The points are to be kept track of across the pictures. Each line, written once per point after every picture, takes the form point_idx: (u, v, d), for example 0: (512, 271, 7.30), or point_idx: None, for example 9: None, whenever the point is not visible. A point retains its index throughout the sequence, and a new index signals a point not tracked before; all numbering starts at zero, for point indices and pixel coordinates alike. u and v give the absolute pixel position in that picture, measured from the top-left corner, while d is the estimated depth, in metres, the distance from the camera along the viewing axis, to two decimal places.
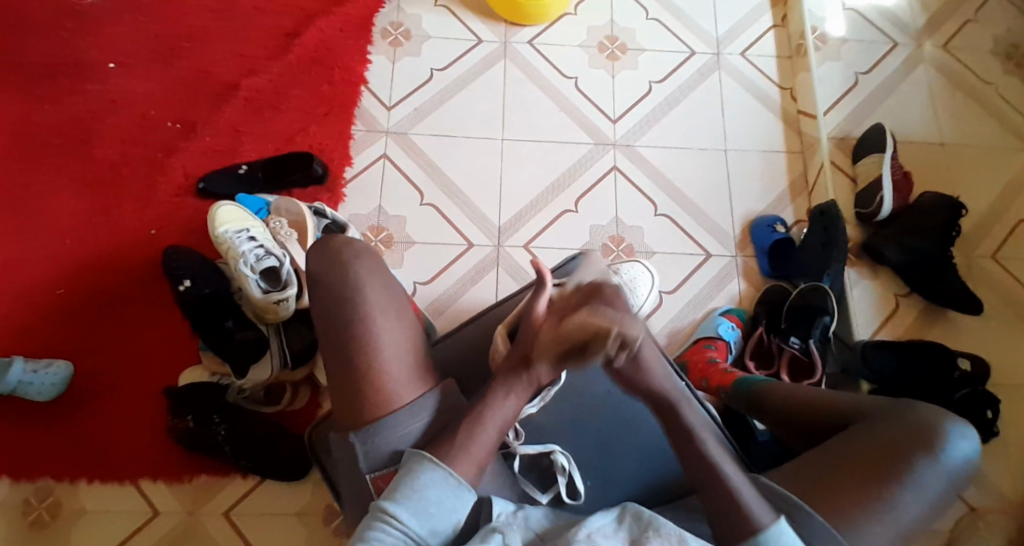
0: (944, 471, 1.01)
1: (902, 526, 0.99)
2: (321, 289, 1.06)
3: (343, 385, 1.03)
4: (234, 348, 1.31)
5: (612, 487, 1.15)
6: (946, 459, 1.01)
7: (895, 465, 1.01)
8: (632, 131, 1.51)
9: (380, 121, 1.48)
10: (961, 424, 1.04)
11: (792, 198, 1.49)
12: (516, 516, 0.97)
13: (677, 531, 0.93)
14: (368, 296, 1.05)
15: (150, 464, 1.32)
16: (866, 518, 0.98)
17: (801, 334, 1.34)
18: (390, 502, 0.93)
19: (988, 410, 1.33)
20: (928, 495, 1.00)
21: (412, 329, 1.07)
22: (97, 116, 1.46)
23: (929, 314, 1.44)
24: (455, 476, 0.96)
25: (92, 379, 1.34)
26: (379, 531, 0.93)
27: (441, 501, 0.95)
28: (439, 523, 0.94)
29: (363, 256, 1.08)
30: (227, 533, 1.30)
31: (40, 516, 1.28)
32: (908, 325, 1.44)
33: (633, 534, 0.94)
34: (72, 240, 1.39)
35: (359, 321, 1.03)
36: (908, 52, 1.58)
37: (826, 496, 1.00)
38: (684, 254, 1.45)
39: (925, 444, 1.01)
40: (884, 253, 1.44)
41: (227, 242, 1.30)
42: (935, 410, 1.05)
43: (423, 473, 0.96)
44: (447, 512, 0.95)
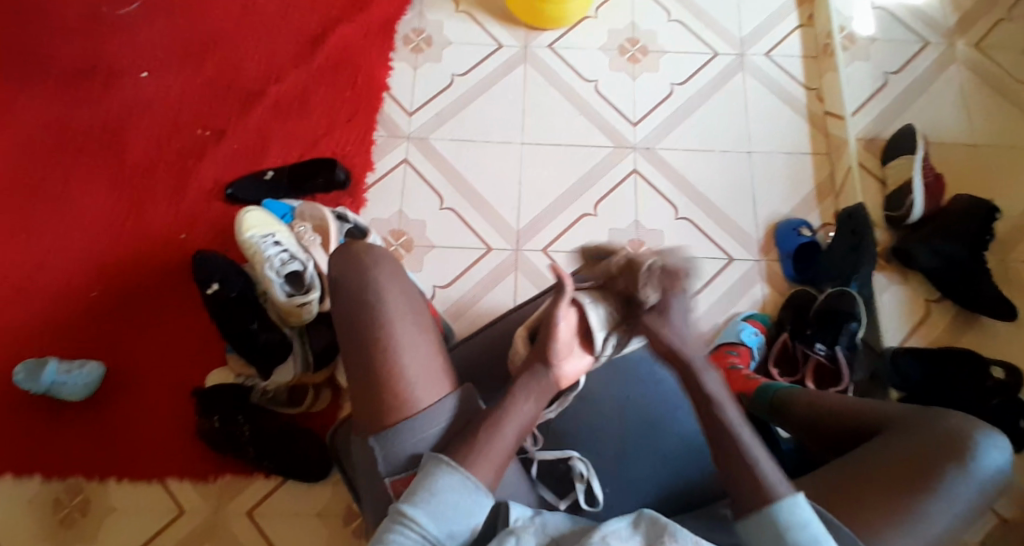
0: (974, 483, 0.98)
1: (930, 537, 0.96)
2: (343, 294, 1.07)
3: (364, 388, 1.03)
4: (259, 350, 1.34)
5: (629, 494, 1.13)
6: (977, 470, 0.98)
7: (921, 475, 0.98)
8: (654, 134, 1.49)
9: (401, 126, 1.50)
10: (993, 433, 1.01)
11: (819, 201, 1.47)
12: (534, 522, 0.95)
13: (694, 538, 0.92)
14: (387, 301, 1.05)
15: (177, 463, 1.35)
16: (889, 529, 0.96)
17: (827, 339, 1.31)
18: (409, 506, 0.93)
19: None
20: (957, 507, 0.97)
21: (431, 334, 1.08)
22: (128, 123, 1.50)
23: (961, 321, 1.40)
24: (474, 479, 0.96)
25: (121, 379, 1.38)
26: (398, 534, 0.93)
27: (459, 504, 0.95)
28: (458, 527, 0.94)
29: (384, 261, 1.09)
30: (250, 533, 1.33)
31: (70, 513, 1.33)
32: (938, 332, 1.40)
33: (649, 539, 0.93)
34: (103, 244, 1.44)
35: (378, 324, 1.04)
36: (940, 52, 1.54)
37: (853, 506, 0.98)
38: (707, 257, 1.43)
39: (956, 454, 0.99)
40: (912, 256, 1.40)
41: (254, 246, 1.32)
42: (965, 419, 1.02)
43: (441, 477, 0.96)
44: (466, 516, 0.95)
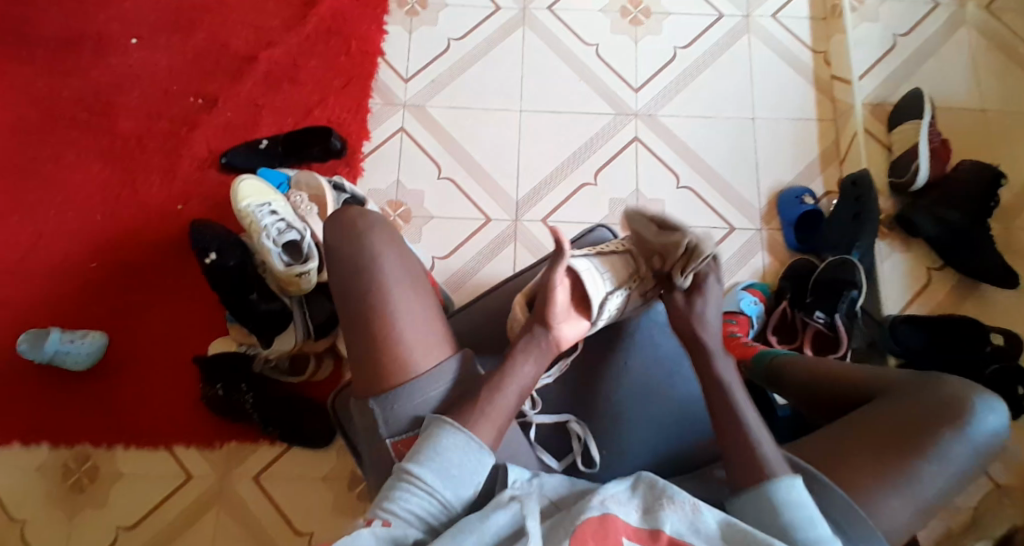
0: (970, 446, 0.99)
1: (924, 499, 0.97)
2: (339, 261, 1.07)
3: (363, 356, 1.04)
4: (258, 319, 1.34)
5: None
6: (972, 433, 0.99)
7: (918, 438, 0.99)
8: (655, 100, 1.47)
9: (397, 93, 1.47)
10: (991, 398, 1.01)
11: (823, 167, 1.44)
12: (531, 484, 0.97)
13: (691, 500, 0.92)
14: (383, 267, 1.05)
15: (182, 431, 1.38)
16: (884, 492, 0.97)
17: (826, 308, 1.31)
18: (412, 466, 0.95)
19: (1021, 386, 1.29)
20: (952, 469, 0.98)
21: (430, 301, 1.08)
22: (121, 91, 1.48)
23: (963, 290, 1.40)
24: (476, 440, 0.97)
25: (123, 350, 1.39)
26: (403, 492, 0.94)
27: (462, 463, 0.96)
28: (460, 484, 0.96)
29: (377, 227, 1.09)
30: (257, 497, 1.36)
31: (80, 478, 1.36)
32: (940, 299, 1.39)
33: (647, 502, 0.93)
34: (101, 215, 1.43)
35: (375, 293, 1.04)
36: (949, 13, 1.50)
37: (847, 468, 0.99)
38: (708, 227, 1.42)
39: (951, 417, 0.99)
40: (915, 225, 1.39)
41: (250, 216, 1.31)
42: (962, 382, 1.03)
43: (445, 437, 0.97)
44: (468, 473, 0.96)
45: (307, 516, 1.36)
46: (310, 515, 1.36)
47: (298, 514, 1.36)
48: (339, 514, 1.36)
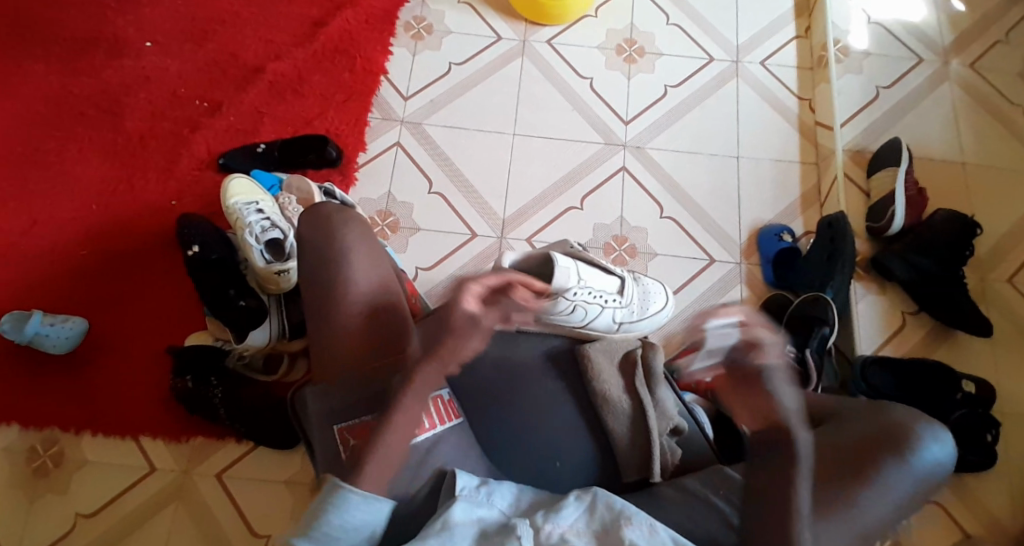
0: (915, 473, 1.05)
1: (866, 523, 1.02)
2: (310, 252, 1.09)
3: (325, 344, 1.07)
4: (234, 315, 1.35)
5: (580, 473, 1.14)
6: (918, 462, 1.05)
7: (866, 463, 1.04)
8: (644, 133, 1.52)
9: (397, 110, 1.53)
10: (937, 429, 1.08)
11: (803, 208, 1.48)
12: (479, 491, 0.99)
13: (649, 520, 0.97)
14: (351, 262, 1.08)
15: (151, 422, 1.38)
16: (829, 515, 1.01)
17: (798, 343, 1.34)
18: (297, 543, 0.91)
19: (987, 433, 1.38)
20: (894, 495, 1.04)
21: (397, 293, 1.10)
22: (131, 91, 1.54)
23: (938, 334, 1.46)
24: (361, 493, 0.93)
25: (103, 337, 1.41)
26: None
27: (349, 525, 0.93)
28: (353, 540, 0.93)
29: (351, 221, 1.11)
30: (217, 494, 1.35)
31: (45, 462, 1.35)
32: (914, 342, 1.45)
33: (606, 521, 0.97)
34: (97, 206, 1.47)
35: (340, 288, 1.07)
36: (933, 69, 1.58)
37: None
38: (688, 257, 1.45)
39: (895, 445, 1.06)
40: (893, 268, 1.45)
41: (236, 212, 1.36)
42: (912, 413, 1.10)
43: (332, 503, 0.92)
44: (360, 527, 0.93)
45: (266, 518, 1.34)
46: (270, 517, 1.34)
47: (257, 514, 1.34)
48: (298, 518, 1.34)
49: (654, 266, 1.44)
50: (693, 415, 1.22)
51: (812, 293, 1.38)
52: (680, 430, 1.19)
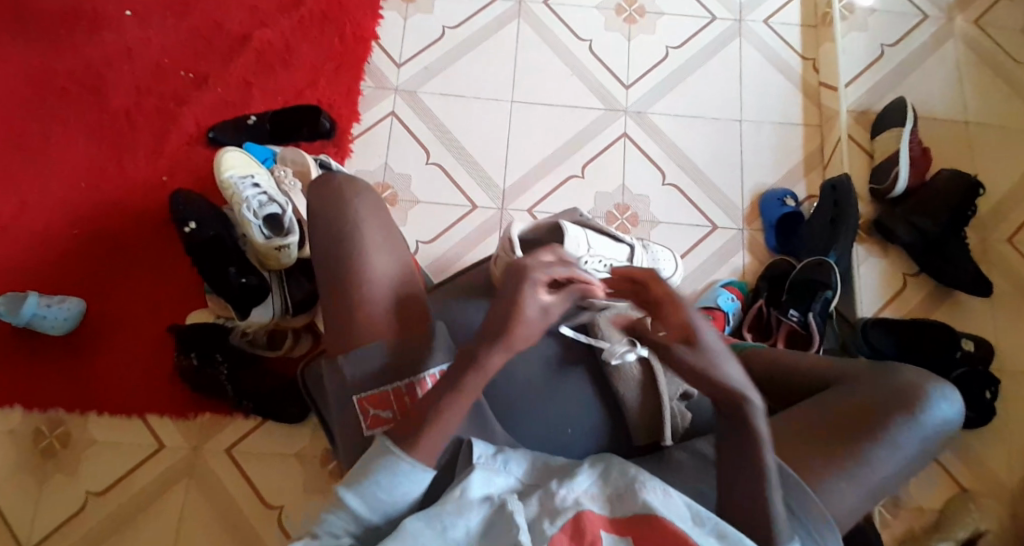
0: (923, 432, 1.05)
1: (874, 484, 1.03)
2: (320, 221, 1.06)
3: (337, 314, 1.03)
4: (236, 291, 1.34)
5: (587, 439, 1.15)
6: (928, 421, 1.06)
7: (874, 424, 1.05)
8: (646, 98, 1.49)
9: (390, 78, 1.49)
10: (945, 388, 1.09)
11: (806, 171, 1.47)
12: (495, 459, 0.98)
13: (663, 485, 0.95)
14: (364, 231, 1.05)
15: (157, 401, 1.38)
16: (838, 477, 1.02)
17: (800, 307, 1.34)
18: (342, 491, 0.92)
19: (987, 390, 1.39)
20: (902, 454, 1.04)
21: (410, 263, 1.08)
22: (115, 63, 1.49)
23: (938, 295, 1.46)
24: (406, 460, 0.93)
25: (101, 318, 1.40)
26: (331, 515, 0.93)
27: (390, 486, 0.93)
28: (396, 505, 0.94)
29: (361, 192, 1.09)
30: (227, 469, 1.36)
31: (51, 444, 1.36)
32: (914, 304, 1.45)
33: (620, 488, 0.96)
34: (88, 184, 1.44)
35: (355, 256, 1.04)
36: (938, 26, 1.55)
37: (804, 452, 1.04)
38: (690, 224, 1.44)
39: (903, 405, 1.06)
40: (896, 231, 1.45)
41: (233, 187, 1.33)
42: (920, 372, 1.10)
43: (380, 461, 0.93)
44: (402, 490, 0.93)
45: (279, 491, 1.36)
46: (282, 490, 1.36)
47: (269, 488, 1.36)
48: (311, 491, 1.36)
49: (658, 233, 1.43)
50: None
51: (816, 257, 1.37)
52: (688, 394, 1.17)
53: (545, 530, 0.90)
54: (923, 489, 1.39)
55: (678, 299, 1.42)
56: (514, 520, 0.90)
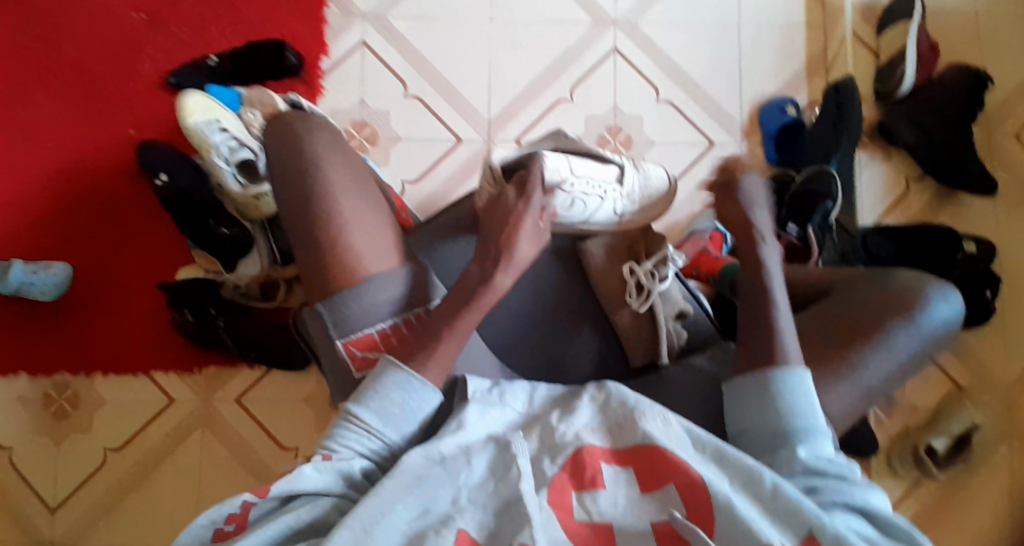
0: (922, 333, 1.12)
1: (870, 384, 1.10)
2: (281, 165, 1.03)
3: (312, 261, 1.00)
4: (218, 245, 1.35)
5: (584, 361, 1.13)
6: (926, 321, 1.12)
7: (874, 328, 1.11)
8: (636, 9, 1.47)
9: (355, 3, 1.45)
10: (946, 288, 1.16)
11: (810, 76, 1.46)
12: (493, 393, 1.00)
13: (662, 412, 0.96)
14: (327, 172, 1.01)
15: (160, 358, 1.39)
16: (837, 379, 1.09)
17: (799, 221, 1.36)
18: (352, 407, 0.94)
19: (987, 289, 1.37)
20: (900, 356, 1.11)
21: (379, 200, 1.05)
22: (69, 13, 1.44)
23: (941, 195, 1.43)
24: (415, 376, 0.96)
25: (89, 279, 1.39)
26: (343, 429, 0.94)
27: (400, 400, 0.95)
28: (405, 420, 0.95)
29: (319, 130, 1.04)
30: (238, 417, 1.39)
31: (62, 407, 1.38)
32: (918, 208, 1.42)
33: (618, 422, 0.96)
34: (61, 142, 1.41)
35: (320, 197, 1.00)
36: None
37: (804, 358, 1.11)
38: (687, 143, 1.44)
39: (902, 309, 1.13)
40: (898, 132, 1.41)
41: (199, 132, 1.26)
42: (921, 278, 1.17)
43: (387, 374, 0.96)
44: (411, 412, 0.96)
45: (292, 434, 1.38)
46: (296, 433, 1.38)
47: (281, 431, 1.38)
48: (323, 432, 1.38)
49: (652, 155, 1.43)
50: (696, 297, 1.20)
51: (816, 167, 1.38)
52: (685, 313, 1.16)
53: (545, 470, 0.91)
54: (920, 386, 1.39)
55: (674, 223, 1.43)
56: (513, 452, 0.91)
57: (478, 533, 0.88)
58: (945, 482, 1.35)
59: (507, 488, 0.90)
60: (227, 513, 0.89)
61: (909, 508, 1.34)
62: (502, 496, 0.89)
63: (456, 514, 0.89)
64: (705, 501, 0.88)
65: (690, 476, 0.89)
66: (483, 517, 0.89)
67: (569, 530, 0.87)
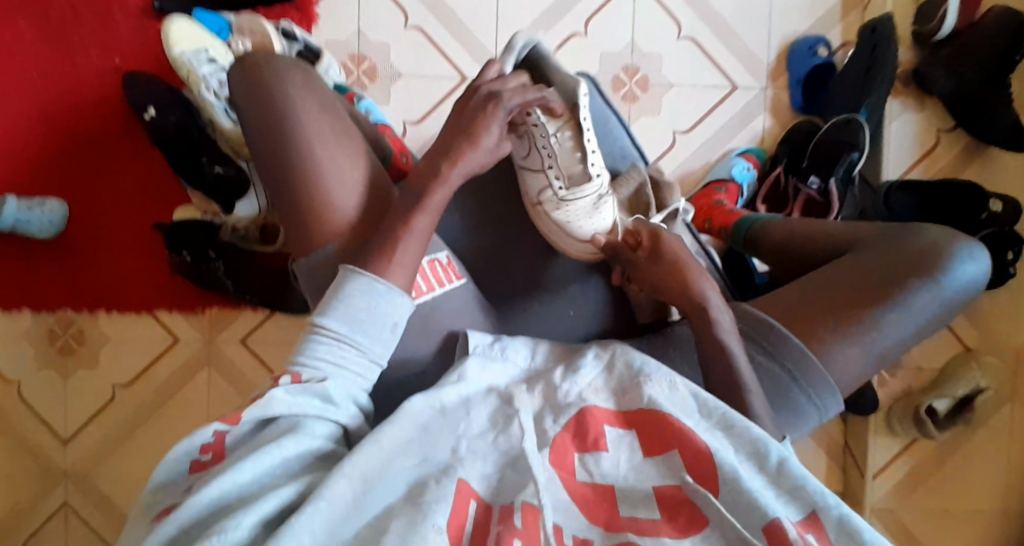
0: (943, 294, 1.07)
1: (882, 348, 1.05)
2: (252, 109, 0.97)
3: (291, 215, 0.97)
4: (212, 185, 1.29)
5: (589, 319, 1.16)
6: (949, 282, 1.07)
7: (893, 287, 1.06)
8: None
9: None
10: (972, 247, 1.10)
11: (844, 15, 1.43)
12: (494, 348, 0.99)
13: (668, 377, 0.92)
14: (301, 116, 0.96)
15: (163, 297, 1.38)
16: (848, 342, 1.04)
17: (821, 173, 1.35)
18: (318, 318, 0.88)
19: (1009, 250, 1.33)
20: (916, 319, 1.06)
21: (357, 139, 0.99)
22: None
23: (970, 150, 1.40)
24: (380, 280, 0.90)
25: (85, 216, 1.38)
26: (312, 344, 0.88)
27: (369, 306, 0.89)
28: (377, 326, 0.90)
29: (292, 68, 0.98)
30: (245, 358, 1.39)
31: (67, 342, 1.38)
32: (943, 163, 1.39)
33: (623, 383, 0.93)
34: (52, 72, 1.37)
35: (295, 147, 0.95)
36: None
37: (815, 318, 1.05)
38: (709, 85, 1.43)
39: (924, 267, 1.07)
40: (933, 80, 1.36)
41: (187, 63, 1.23)
42: (945, 233, 1.11)
43: (352, 281, 0.90)
44: (382, 319, 0.90)
45: None
46: None
47: (286, 373, 1.39)
48: None
49: (671, 98, 1.43)
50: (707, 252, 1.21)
51: (844, 114, 1.36)
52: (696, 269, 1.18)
53: (547, 430, 0.88)
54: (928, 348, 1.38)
55: (689, 174, 1.44)
56: (516, 407, 0.89)
57: (481, 490, 0.83)
58: (944, 441, 1.37)
59: (510, 442, 0.87)
60: (200, 443, 0.83)
61: (907, 460, 1.37)
62: (505, 451, 0.86)
63: (458, 467, 0.84)
64: (712, 471, 0.84)
65: (695, 444, 0.85)
66: (486, 470, 0.85)
67: (574, 495, 0.84)
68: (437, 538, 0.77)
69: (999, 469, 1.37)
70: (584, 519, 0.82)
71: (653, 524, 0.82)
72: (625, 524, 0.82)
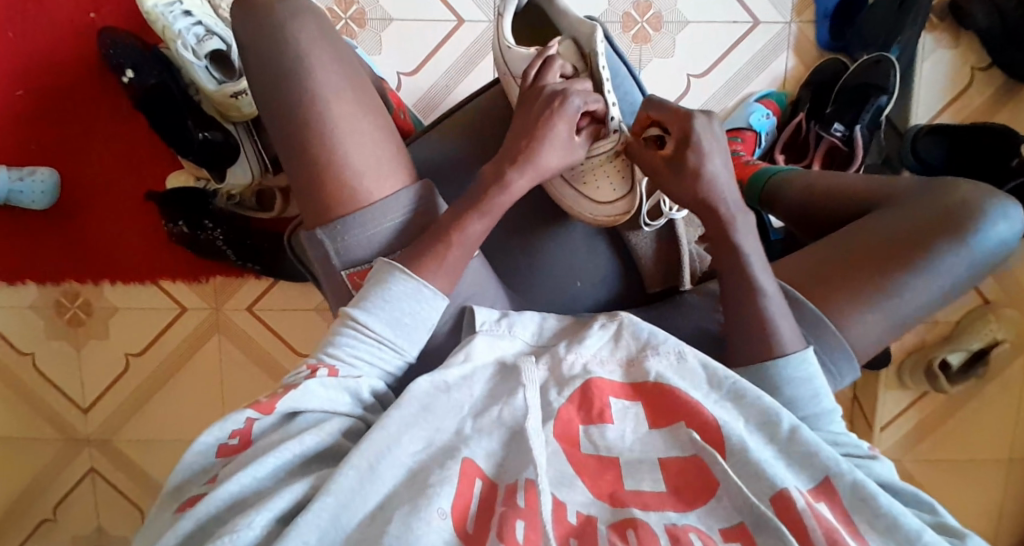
0: (972, 258, 0.95)
1: (904, 314, 0.94)
2: (258, 60, 0.88)
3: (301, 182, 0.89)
4: (199, 150, 1.21)
5: (598, 288, 1.08)
6: (979, 245, 0.94)
7: (918, 250, 0.94)
8: None
9: None
10: (1006, 204, 0.96)
11: None
12: (501, 324, 0.87)
13: (676, 345, 0.82)
14: (313, 71, 0.87)
15: (166, 267, 1.36)
16: (865, 309, 0.92)
17: (846, 120, 1.27)
18: (358, 313, 0.82)
19: None
20: (943, 284, 0.94)
21: (374, 99, 0.91)
22: None
23: (1006, 89, 1.31)
24: (428, 287, 0.84)
25: (76, 185, 1.33)
26: (347, 337, 0.83)
27: (413, 310, 0.84)
28: (416, 332, 0.85)
29: (301, 15, 0.89)
30: (252, 324, 1.39)
31: (76, 314, 1.38)
32: (977, 105, 1.31)
33: (631, 352, 0.83)
34: (24, 33, 1.30)
35: (306, 102, 0.87)
36: None
37: (829, 283, 0.94)
38: (727, 22, 1.33)
39: (953, 227, 0.95)
40: (971, 13, 1.26)
41: (161, 18, 1.20)
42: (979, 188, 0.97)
43: (395, 284, 0.84)
44: (423, 322, 0.85)
45: (306, 341, 1.39)
46: (310, 340, 1.39)
47: (294, 339, 1.39)
48: None
49: (685, 37, 1.33)
50: None
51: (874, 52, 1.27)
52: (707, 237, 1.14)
53: (551, 402, 0.79)
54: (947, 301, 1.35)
55: None
56: (522, 380, 0.80)
57: (486, 464, 0.75)
58: (955, 393, 1.36)
59: (512, 414, 0.78)
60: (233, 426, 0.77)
61: (913, 416, 1.37)
62: (508, 424, 0.77)
63: (462, 444, 0.76)
64: (720, 447, 0.76)
65: (704, 418, 0.77)
66: (493, 445, 0.76)
67: (577, 466, 0.76)
68: (441, 523, 0.70)
69: (1009, 420, 1.37)
70: (589, 491, 0.75)
71: (659, 497, 0.75)
72: (629, 497, 0.74)
